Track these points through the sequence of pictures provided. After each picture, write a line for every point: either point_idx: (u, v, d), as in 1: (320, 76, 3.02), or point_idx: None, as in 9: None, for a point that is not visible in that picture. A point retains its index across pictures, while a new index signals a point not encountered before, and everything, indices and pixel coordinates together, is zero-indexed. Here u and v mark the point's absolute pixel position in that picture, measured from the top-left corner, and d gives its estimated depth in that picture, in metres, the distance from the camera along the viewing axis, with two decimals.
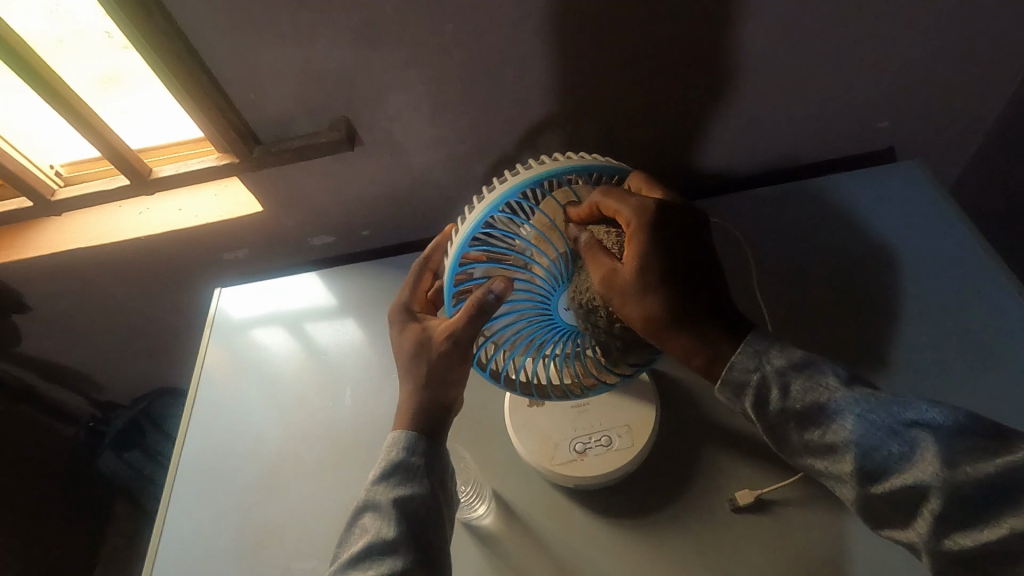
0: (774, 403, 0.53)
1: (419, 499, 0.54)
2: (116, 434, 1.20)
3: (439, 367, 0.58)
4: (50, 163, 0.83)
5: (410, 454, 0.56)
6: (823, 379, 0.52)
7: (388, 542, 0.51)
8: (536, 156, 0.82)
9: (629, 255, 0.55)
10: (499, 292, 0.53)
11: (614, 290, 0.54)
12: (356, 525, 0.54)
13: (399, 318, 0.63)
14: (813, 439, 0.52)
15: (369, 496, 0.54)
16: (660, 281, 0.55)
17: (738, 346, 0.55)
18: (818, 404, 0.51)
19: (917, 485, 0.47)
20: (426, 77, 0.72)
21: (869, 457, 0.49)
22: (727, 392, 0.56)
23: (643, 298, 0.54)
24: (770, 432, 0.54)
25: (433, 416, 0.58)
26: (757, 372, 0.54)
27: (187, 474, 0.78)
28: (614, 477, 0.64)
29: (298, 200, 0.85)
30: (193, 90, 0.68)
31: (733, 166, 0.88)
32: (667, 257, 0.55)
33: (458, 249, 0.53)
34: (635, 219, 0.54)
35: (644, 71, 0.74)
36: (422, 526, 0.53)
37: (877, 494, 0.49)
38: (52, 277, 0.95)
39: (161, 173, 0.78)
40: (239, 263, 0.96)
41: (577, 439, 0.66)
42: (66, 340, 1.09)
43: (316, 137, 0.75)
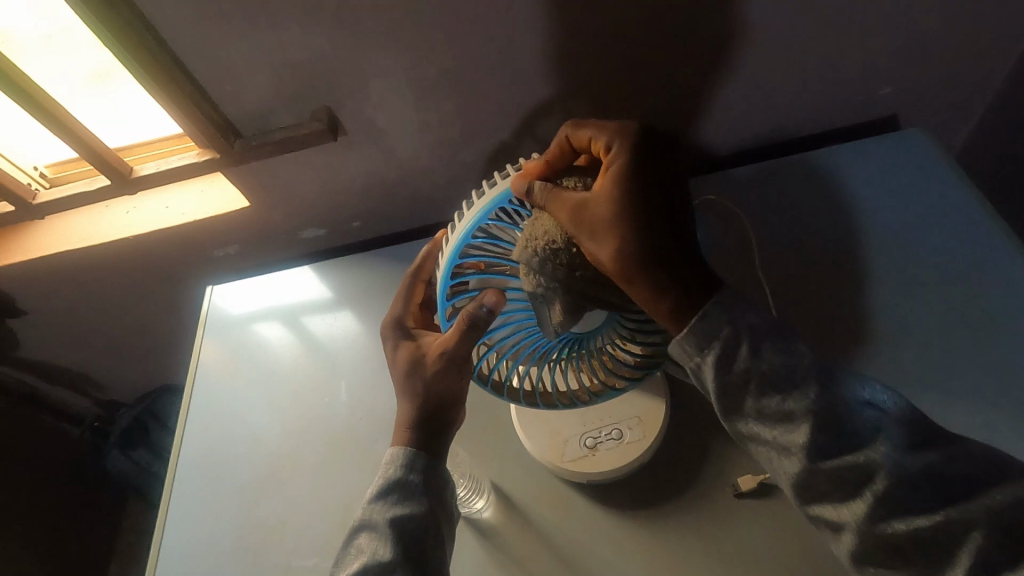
0: (739, 363, 0.49)
1: (417, 518, 0.52)
2: (121, 434, 1.21)
3: (435, 377, 0.57)
4: (33, 165, 0.81)
5: (408, 471, 0.54)
6: (790, 346, 0.50)
7: (384, 563, 0.49)
8: (525, 139, 0.80)
9: (602, 186, 0.50)
10: (492, 304, 0.53)
11: (584, 223, 0.49)
12: (351, 545, 0.52)
13: (392, 334, 0.62)
14: (769, 403, 0.48)
15: (364, 515, 0.53)
16: (634, 212, 0.49)
17: (710, 300, 0.50)
18: (782, 369, 0.48)
19: (868, 462, 0.45)
20: (407, 61, 0.69)
21: (824, 429, 0.47)
22: (687, 347, 0.51)
23: (614, 229, 0.49)
24: (722, 393, 0.50)
25: (432, 432, 0.57)
26: (722, 329, 0.50)
27: (185, 475, 0.77)
28: (627, 473, 0.63)
29: (284, 193, 0.83)
30: (167, 87, 0.65)
31: (730, 140, 0.85)
32: (648, 189, 0.50)
33: (448, 263, 0.53)
34: (617, 145, 0.51)
35: (635, 43, 0.71)
36: (421, 546, 0.51)
37: (822, 467, 0.46)
38: (43, 280, 0.94)
39: (142, 171, 0.76)
40: (229, 260, 0.95)
41: (586, 434, 0.64)
42: (63, 342, 1.09)
43: (298, 128, 0.73)
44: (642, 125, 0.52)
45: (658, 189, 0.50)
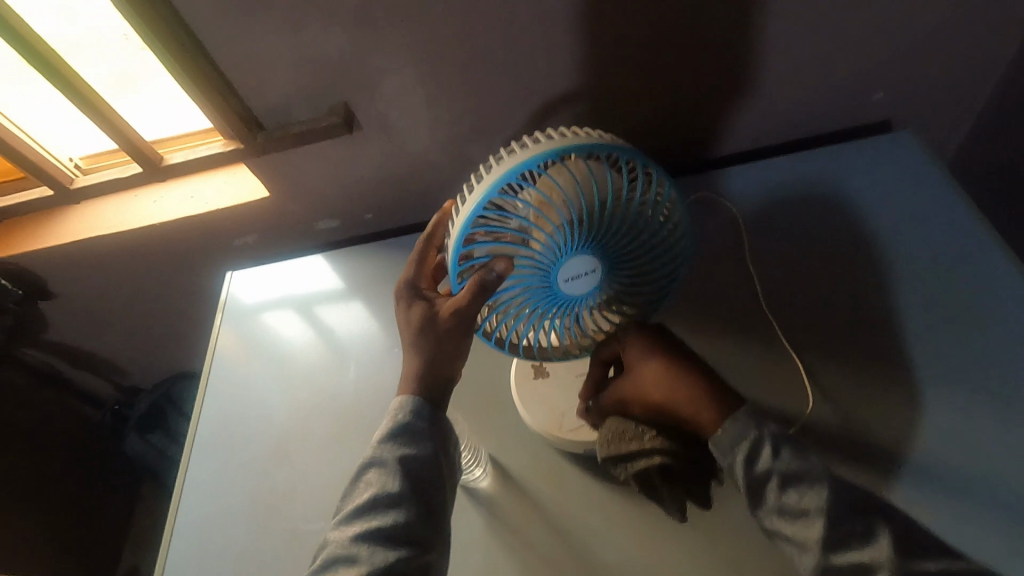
0: (762, 463, 0.52)
1: (423, 460, 0.57)
2: (140, 418, 1.26)
3: (444, 336, 0.60)
4: (69, 156, 0.87)
5: (417, 418, 0.58)
6: (807, 455, 0.53)
7: (392, 495, 0.54)
8: (531, 137, 0.84)
9: (631, 364, 0.63)
10: (501, 269, 0.56)
11: (626, 386, 0.63)
12: (360, 480, 0.56)
13: (405, 297, 0.65)
14: (790, 500, 0.51)
15: (374, 454, 0.57)
16: (659, 371, 0.60)
17: (738, 407, 0.55)
18: (801, 470, 0.51)
19: (874, 563, 0.47)
20: (420, 59, 0.73)
21: (835, 527, 0.49)
22: (720, 446, 0.54)
23: (654, 383, 0.60)
24: (746, 490, 0.53)
25: (436, 386, 0.60)
26: (744, 434, 0.53)
27: (203, 446, 0.82)
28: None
29: (303, 184, 0.88)
30: (199, 80, 0.71)
31: (726, 142, 0.89)
32: (664, 345, 0.62)
33: (461, 231, 0.54)
34: (631, 338, 0.64)
35: (636, 47, 0.75)
36: (426, 483, 0.56)
37: (833, 564, 0.48)
38: (73, 265, 1.00)
39: (171, 160, 0.82)
40: (248, 248, 1.00)
41: (584, 408, 0.69)
42: (89, 326, 1.14)
43: (317, 121, 0.78)
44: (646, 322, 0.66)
45: (671, 342, 0.63)
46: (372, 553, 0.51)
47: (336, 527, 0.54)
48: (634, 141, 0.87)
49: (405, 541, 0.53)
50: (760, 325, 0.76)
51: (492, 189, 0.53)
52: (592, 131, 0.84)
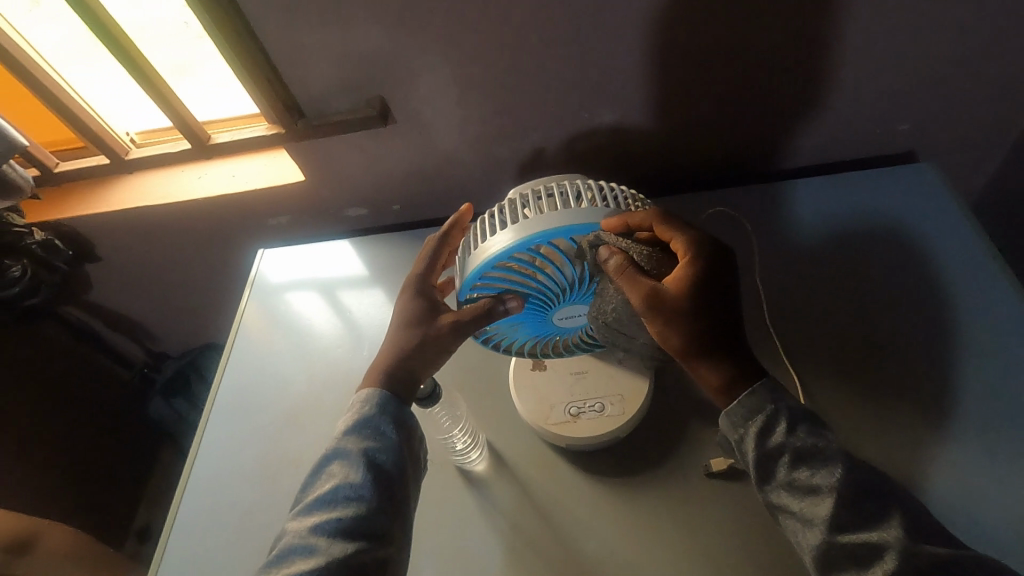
0: (776, 437, 0.56)
1: (386, 453, 0.59)
2: (166, 380, 1.33)
3: (433, 338, 0.62)
4: (126, 130, 0.93)
5: (381, 411, 0.61)
6: (821, 433, 0.56)
7: (353, 487, 0.57)
8: (555, 143, 0.88)
9: (676, 275, 0.57)
10: (511, 306, 0.59)
11: (660, 307, 0.56)
12: (325, 471, 0.59)
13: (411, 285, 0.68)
14: (800, 477, 0.55)
15: (339, 445, 0.60)
16: (704, 300, 0.57)
17: (758, 382, 0.58)
18: (814, 448, 0.55)
19: (881, 542, 0.51)
20: (456, 62, 0.77)
21: (845, 506, 0.53)
22: (734, 417, 0.58)
23: (686, 313, 0.56)
24: (758, 466, 0.56)
25: (406, 388, 0.63)
26: (764, 411, 0.57)
27: (222, 408, 0.87)
28: (603, 443, 0.69)
29: (336, 172, 0.93)
30: (250, 66, 0.76)
31: (746, 160, 0.91)
32: (714, 282, 0.58)
33: (479, 266, 0.56)
34: (692, 251, 0.58)
35: (665, 65, 0.77)
36: (387, 476, 0.59)
37: (841, 541, 0.52)
38: (117, 234, 1.06)
39: (218, 140, 0.88)
40: (281, 229, 1.06)
41: (572, 403, 0.71)
42: (128, 290, 1.21)
43: (354, 113, 0.82)
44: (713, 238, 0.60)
45: (722, 280, 0.58)
46: (331, 544, 0.54)
47: (297, 516, 0.58)
48: (655, 153, 0.89)
49: (363, 534, 0.55)
50: (761, 341, 0.77)
51: (514, 247, 0.53)
52: (615, 141, 0.87)
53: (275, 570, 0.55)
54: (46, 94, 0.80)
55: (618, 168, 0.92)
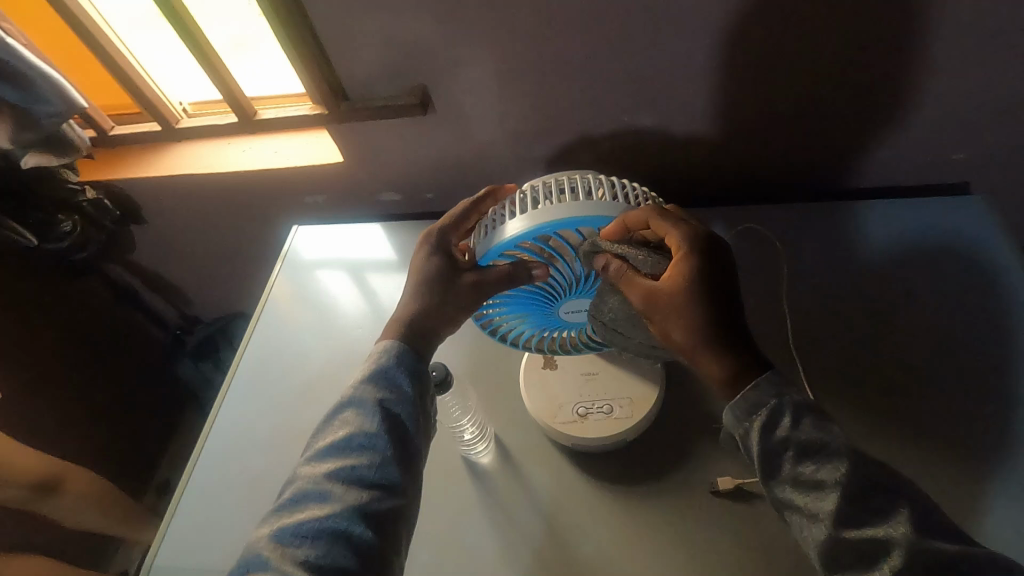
0: (780, 430, 0.51)
1: (400, 404, 0.57)
2: (196, 344, 1.39)
3: (455, 299, 0.61)
4: (179, 100, 0.97)
5: (396, 363, 0.59)
6: (828, 425, 0.52)
7: (367, 435, 0.54)
8: (592, 144, 0.87)
9: (672, 271, 0.55)
10: (535, 274, 0.58)
11: (658, 304, 0.55)
12: (338, 418, 0.57)
13: (438, 240, 0.65)
14: (804, 471, 0.50)
15: (354, 394, 0.58)
16: (701, 299, 0.54)
17: (760, 373, 0.54)
18: (820, 441, 0.50)
19: (886, 539, 0.46)
20: (498, 56, 0.77)
21: (850, 502, 0.48)
22: (734, 409, 0.53)
23: (684, 309, 0.54)
24: (759, 459, 0.52)
25: (416, 339, 0.62)
26: (767, 400, 0.52)
27: (244, 375, 0.90)
28: (609, 444, 0.69)
29: (374, 155, 0.94)
30: (299, 46, 0.77)
31: (788, 176, 0.88)
32: (712, 276, 0.54)
33: (490, 249, 0.57)
34: (687, 244, 0.55)
35: (710, 74, 0.75)
36: (402, 428, 0.56)
37: (847, 539, 0.48)
38: (162, 199, 1.10)
39: (263, 115, 0.90)
40: (317, 207, 1.08)
41: (580, 403, 0.70)
42: (167, 254, 1.26)
43: (395, 99, 0.83)
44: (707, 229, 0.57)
45: (720, 273, 0.55)
46: (345, 492, 0.52)
47: (309, 462, 0.55)
48: (694, 162, 0.88)
49: (376, 484, 0.53)
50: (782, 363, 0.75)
51: (525, 233, 0.54)
52: (654, 146, 0.86)
53: (286, 516, 0.52)
54: (106, 60, 0.84)
55: (655, 173, 0.91)
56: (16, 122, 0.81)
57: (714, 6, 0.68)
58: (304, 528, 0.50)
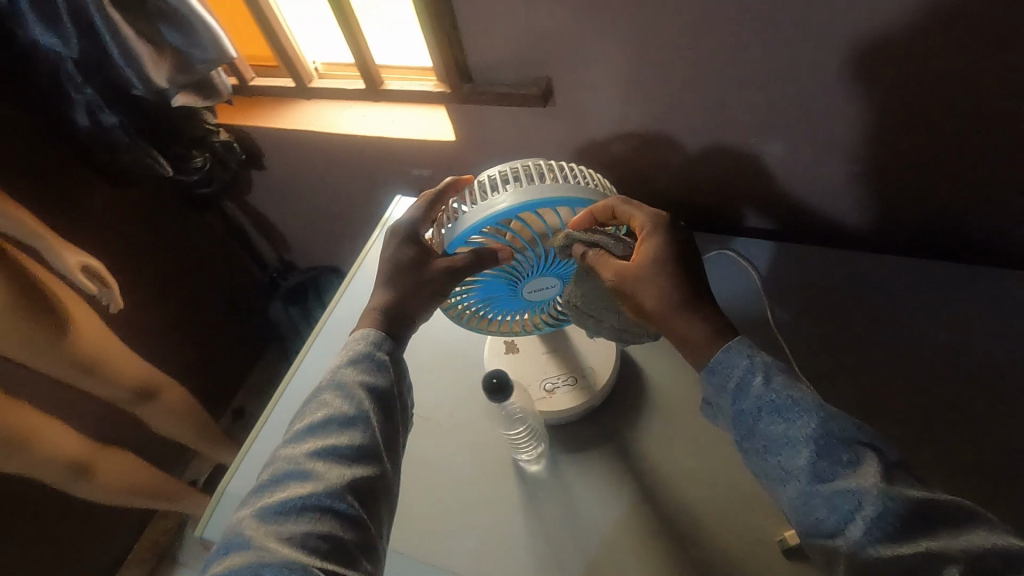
0: (754, 391, 0.53)
1: (381, 387, 0.58)
2: (289, 289, 1.47)
3: (429, 285, 0.62)
4: (314, 60, 1.01)
5: (377, 348, 0.60)
6: (797, 384, 0.53)
7: (348, 416, 0.55)
8: (709, 163, 0.83)
9: (640, 251, 0.61)
10: (502, 258, 0.61)
11: (628, 279, 0.60)
12: (317, 400, 0.57)
13: (404, 234, 0.66)
14: (776, 430, 0.51)
15: (335, 378, 0.58)
16: (668, 275, 0.60)
17: (734, 339, 0.56)
18: (791, 400, 0.52)
19: (859, 490, 0.47)
20: (631, 61, 0.74)
21: (820, 456, 0.49)
22: (709, 373, 0.56)
23: (654, 283, 0.60)
24: (737, 422, 0.54)
25: (396, 325, 0.63)
26: (741, 363, 0.54)
27: (332, 328, 0.92)
28: (578, 411, 0.75)
29: (485, 139, 0.95)
30: (436, 23, 0.78)
31: (933, 237, 0.78)
32: (675, 254, 0.61)
33: (460, 234, 0.60)
34: (648, 227, 0.62)
35: (860, 112, 0.68)
36: (382, 408, 0.58)
37: (821, 490, 0.48)
38: (282, 152, 1.16)
39: (389, 86, 0.92)
40: (421, 180, 1.11)
41: (546, 379, 0.76)
42: (276, 204, 1.33)
43: (518, 88, 0.83)
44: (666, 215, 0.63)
45: (682, 252, 0.62)
46: (328, 470, 0.52)
47: (289, 444, 0.55)
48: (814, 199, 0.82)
49: (359, 462, 0.54)
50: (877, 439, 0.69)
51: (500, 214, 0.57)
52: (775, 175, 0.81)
53: (267, 495, 0.52)
54: (260, 15, 0.88)
55: (768, 204, 0.85)
56: (173, 64, 0.88)
57: (882, 42, 0.61)
58: (288, 506, 0.50)
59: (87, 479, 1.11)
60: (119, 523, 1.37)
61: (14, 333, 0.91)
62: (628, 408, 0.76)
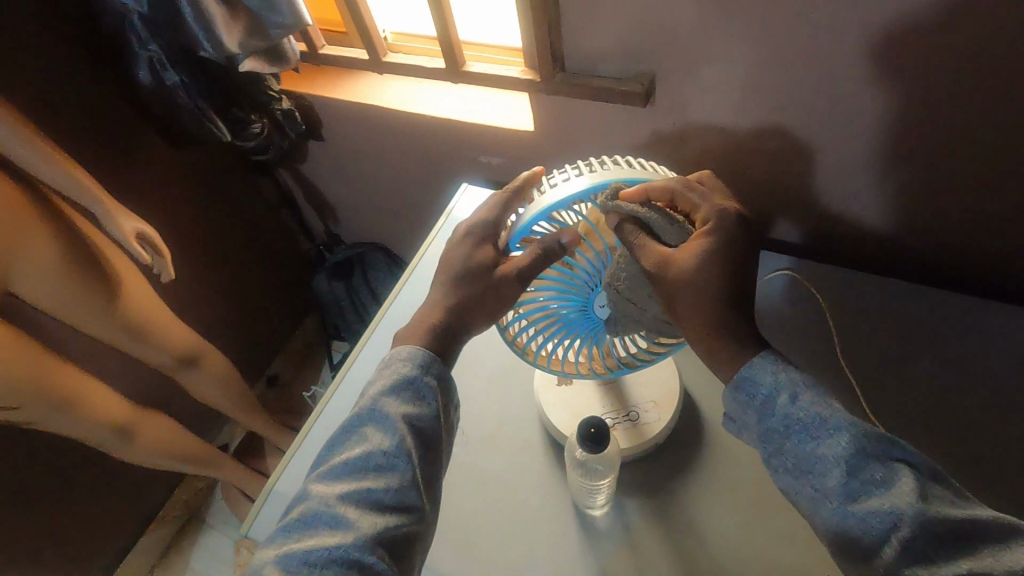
0: (780, 408, 0.48)
1: (425, 421, 0.53)
2: (334, 263, 1.43)
3: (489, 297, 0.57)
4: (383, 28, 0.94)
5: (422, 373, 0.55)
6: (828, 398, 0.48)
7: (387, 455, 0.51)
8: (820, 182, 0.75)
9: (692, 245, 0.52)
10: (566, 242, 0.54)
11: (669, 273, 0.51)
12: (356, 434, 0.53)
13: (465, 238, 0.59)
14: (806, 449, 0.47)
15: (373, 407, 0.53)
16: (716, 272, 0.51)
17: (759, 352, 0.51)
18: (820, 416, 0.47)
19: (892, 509, 0.42)
20: (756, 60, 0.66)
21: (852, 474, 0.45)
22: (734, 392, 0.51)
23: (699, 285, 0.51)
24: (765, 443, 0.49)
25: (445, 340, 0.57)
26: (766, 378, 0.50)
27: (392, 318, 0.84)
28: (641, 452, 0.65)
29: (568, 133, 0.87)
30: (536, 4, 0.70)
31: None
32: (735, 258, 0.52)
33: (522, 228, 0.55)
34: (711, 219, 0.53)
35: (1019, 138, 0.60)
36: (423, 444, 0.53)
37: (853, 513, 0.44)
38: (345, 125, 1.11)
39: (471, 67, 0.84)
40: (488, 168, 1.05)
41: (606, 415, 0.67)
42: (331, 177, 1.28)
43: (619, 82, 0.75)
44: (738, 208, 0.54)
45: (744, 260, 0.53)
46: (361, 517, 0.48)
47: (322, 480, 0.51)
48: (938, 233, 0.73)
49: (395, 508, 0.50)
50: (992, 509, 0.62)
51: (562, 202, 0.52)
52: (896, 202, 0.72)
53: (292, 539, 0.48)
54: None
55: (880, 233, 0.77)
56: (246, 26, 0.83)
57: None
58: (314, 556, 0.46)
59: (127, 440, 1.10)
60: (154, 482, 1.37)
61: (68, 292, 0.90)
62: (709, 455, 0.65)
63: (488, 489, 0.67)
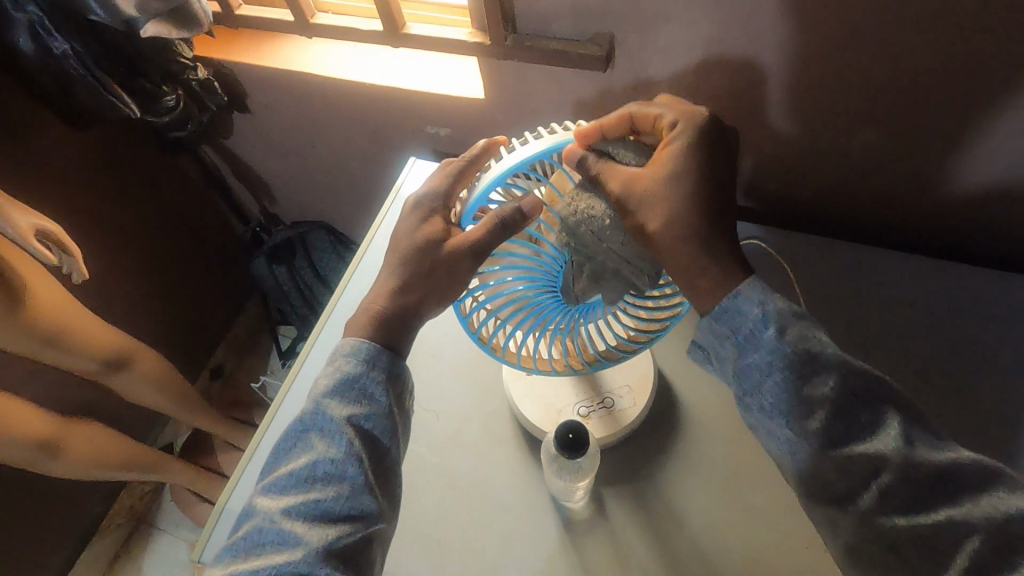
0: (766, 343, 0.46)
1: (375, 418, 0.48)
2: (272, 245, 1.32)
3: (441, 281, 0.51)
4: None
5: (369, 367, 0.49)
6: (816, 333, 0.46)
7: (334, 462, 0.46)
8: (784, 147, 0.73)
9: (660, 159, 0.49)
10: (529, 211, 0.48)
11: (635, 190, 0.48)
12: (299, 443, 0.48)
13: (411, 223, 0.53)
14: (790, 390, 0.45)
15: (316, 410, 0.48)
16: (687, 191, 0.48)
17: (744, 279, 0.48)
18: (808, 354, 0.45)
19: (877, 455, 0.43)
20: (721, 18, 0.62)
21: (835, 416, 0.45)
22: (716, 326, 0.48)
23: (668, 199, 0.48)
24: (741, 378, 0.47)
25: (398, 327, 0.51)
26: (752, 310, 0.46)
27: (345, 309, 0.77)
28: (617, 439, 0.64)
29: (522, 101, 0.81)
30: None
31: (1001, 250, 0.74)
32: (706, 168, 0.49)
33: (476, 198, 0.48)
34: (677, 127, 0.50)
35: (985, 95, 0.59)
36: (373, 444, 0.48)
37: (833, 457, 0.44)
38: (273, 94, 0.99)
39: (412, 29, 0.76)
40: (437, 139, 0.97)
41: (579, 404, 0.65)
42: (262, 152, 1.17)
43: (575, 46, 0.69)
44: (710, 113, 0.51)
45: (717, 171, 0.50)
46: (308, 530, 0.44)
47: (266, 493, 0.46)
48: (898, 192, 0.73)
49: (347, 516, 0.45)
50: None
51: (520, 165, 0.46)
52: (857, 164, 0.71)
53: (238, 558, 0.44)
54: None
55: (839, 196, 0.76)
56: None
57: None
58: None
59: (53, 456, 1.00)
60: (93, 494, 1.27)
61: None
62: (683, 433, 0.65)
63: (460, 487, 0.63)
